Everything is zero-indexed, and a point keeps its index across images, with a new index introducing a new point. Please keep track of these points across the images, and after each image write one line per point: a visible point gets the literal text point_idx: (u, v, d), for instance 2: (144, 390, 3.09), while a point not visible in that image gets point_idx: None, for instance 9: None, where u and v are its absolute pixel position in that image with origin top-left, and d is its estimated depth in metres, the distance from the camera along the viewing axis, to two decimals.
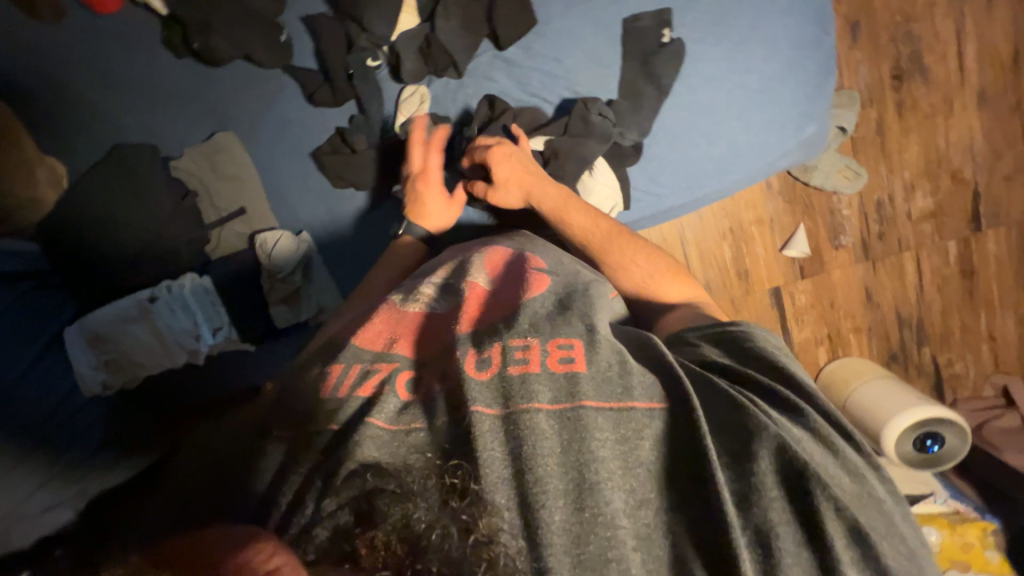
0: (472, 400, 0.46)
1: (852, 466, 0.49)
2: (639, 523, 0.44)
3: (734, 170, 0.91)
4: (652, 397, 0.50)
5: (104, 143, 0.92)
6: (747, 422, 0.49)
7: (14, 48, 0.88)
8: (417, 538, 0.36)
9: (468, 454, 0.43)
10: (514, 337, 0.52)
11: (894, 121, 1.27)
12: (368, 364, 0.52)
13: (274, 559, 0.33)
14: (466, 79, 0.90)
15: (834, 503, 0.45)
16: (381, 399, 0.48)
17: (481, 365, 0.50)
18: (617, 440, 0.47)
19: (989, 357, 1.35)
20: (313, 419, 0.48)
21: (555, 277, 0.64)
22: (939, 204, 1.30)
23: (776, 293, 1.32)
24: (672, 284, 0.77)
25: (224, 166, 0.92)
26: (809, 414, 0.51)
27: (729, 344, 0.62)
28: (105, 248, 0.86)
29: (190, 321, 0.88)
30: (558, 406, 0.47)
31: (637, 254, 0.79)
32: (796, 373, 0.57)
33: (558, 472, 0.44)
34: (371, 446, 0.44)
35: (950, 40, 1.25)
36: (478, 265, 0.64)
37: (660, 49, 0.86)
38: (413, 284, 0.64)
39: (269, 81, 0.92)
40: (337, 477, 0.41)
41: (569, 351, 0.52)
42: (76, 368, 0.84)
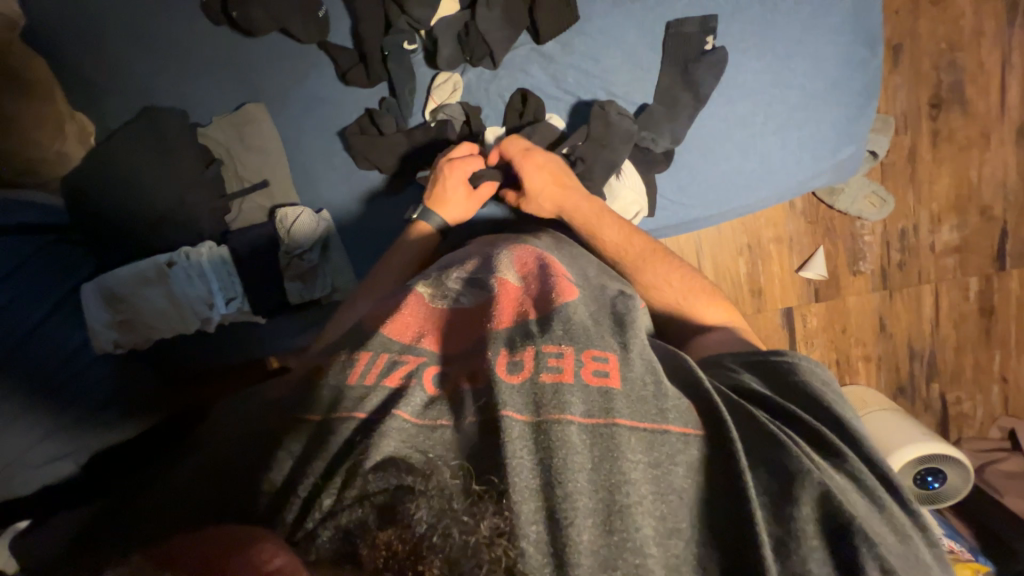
0: (504, 405, 0.45)
1: (898, 524, 0.48)
2: (668, 554, 0.43)
3: (764, 188, 0.90)
4: (687, 422, 0.50)
5: (135, 104, 0.92)
6: (783, 458, 0.48)
7: (56, 2, 0.89)
8: (421, 540, 0.35)
9: (498, 464, 0.42)
10: (548, 344, 0.51)
11: (927, 150, 1.25)
12: (395, 355, 0.52)
13: (276, 558, 0.32)
14: (501, 70, 0.89)
15: (881, 562, 0.43)
16: (408, 391, 0.48)
17: (513, 368, 0.49)
18: (649, 463, 0.46)
19: (999, 398, 1.33)
20: (335, 407, 0.47)
21: (583, 289, 0.62)
22: (964, 239, 1.28)
23: (788, 314, 1.31)
24: (705, 307, 0.76)
25: (251, 137, 0.92)
26: (849, 459, 0.51)
27: (773, 373, 0.61)
28: (128, 208, 0.87)
29: (205, 288, 0.89)
30: (591, 421, 0.46)
31: (671, 275, 0.78)
32: (843, 414, 0.56)
33: (589, 490, 0.43)
34: (393, 437, 0.44)
35: (994, 72, 1.22)
36: (507, 262, 0.63)
37: (700, 56, 0.84)
38: (441, 277, 0.62)
39: (303, 57, 0.92)
40: (359, 468, 0.41)
41: (604, 365, 0.51)
42: (87, 326, 0.84)
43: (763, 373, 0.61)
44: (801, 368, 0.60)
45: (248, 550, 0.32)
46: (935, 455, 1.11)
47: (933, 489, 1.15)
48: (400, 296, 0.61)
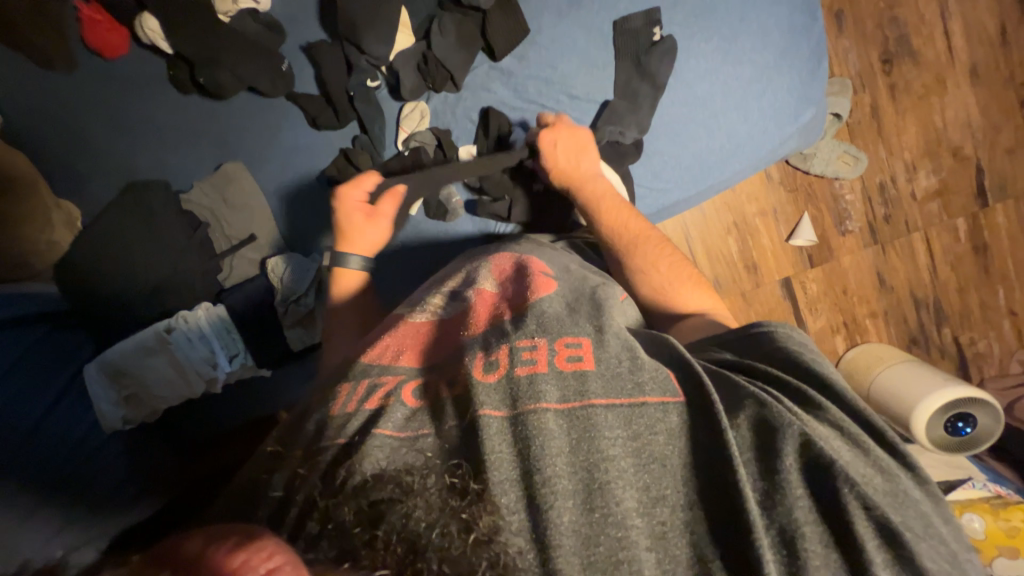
0: (480, 404, 0.44)
1: (884, 465, 0.46)
2: (654, 523, 0.42)
3: (734, 162, 0.92)
4: (665, 391, 0.48)
5: (118, 182, 0.94)
6: (764, 412, 0.47)
7: (29, 98, 0.92)
8: (416, 539, 0.34)
9: (472, 459, 0.41)
10: (522, 338, 0.50)
11: (887, 104, 1.28)
12: (374, 378, 0.50)
13: (273, 558, 0.30)
14: (464, 92, 0.93)
15: (862, 501, 0.42)
16: (388, 409, 0.46)
17: (488, 368, 0.48)
18: (629, 436, 0.45)
19: (1012, 333, 1.32)
20: (319, 439, 0.44)
21: (561, 281, 0.63)
22: (943, 182, 1.29)
23: (787, 284, 1.31)
24: (692, 293, 0.76)
25: (233, 195, 0.94)
26: (827, 409, 0.50)
27: (748, 346, 0.60)
28: (126, 283, 0.88)
29: (207, 349, 0.88)
30: (567, 406, 0.45)
31: (653, 254, 0.78)
32: (823, 369, 0.55)
33: (568, 472, 0.42)
34: (378, 453, 0.42)
35: (935, 21, 1.26)
36: (482, 272, 0.64)
37: (652, 47, 0.87)
38: (422, 298, 0.63)
39: (273, 110, 0.95)
40: (345, 486, 0.38)
41: (578, 350, 0.50)
42: (93, 405, 0.83)
43: (735, 346, 0.61)
44: (780, 335, 0.59)
45: (247, 545, 0.30)
46: (961, 400, 1.10)
47: (966, 436, 1.13)
48: (383, 324, 0.61)
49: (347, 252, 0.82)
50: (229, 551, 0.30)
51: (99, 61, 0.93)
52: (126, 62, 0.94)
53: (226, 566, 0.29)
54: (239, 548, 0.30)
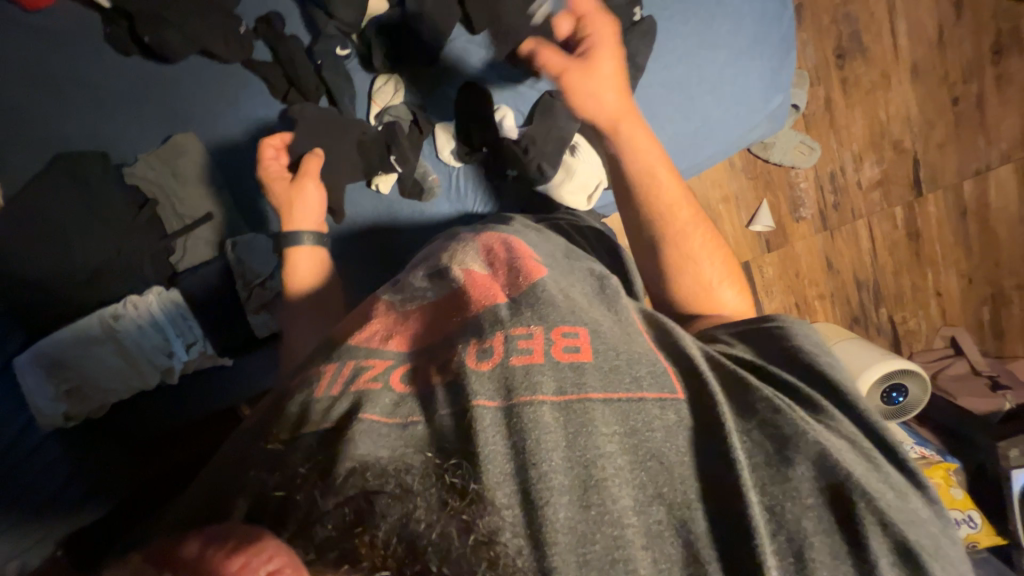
0: (474, 394, 0.43)
1: (895, 481, 0.47)
2: (649, 521, 0.41)
3: (708, 146, 0.94)
4: (662, 387, 0.48)
5: (46, 154, 0.84)
6: (778, 418, 0.47)
7: None
8: (416, 538, 0.33)
9: (470, 456, 0.40)
10: (517, 327, 0.49)
11: (839, 97, 1.36)
12: (361, 360, 0.49)
13: (276, 559, 0.29)
14: (441, 65, 0.89)
15: (878, 516, 0.42)
16: (375, 394, 0.45)
17: (482, 355, 0.47)
18: (625, 432, 0.44)
19: (937, 311, 1.46)
20: (303, 422, 0.43)
21: (551, 267, 0.59)
22: (885, 173, 1.40)
23: (746, 267, 1.39)
24: (738, 293, 0.74)
25: (185, 169, 0.86)
26: (838, 418, 0.51)
27: (756, 342, 0.61)
28: (58, 267, 0.79)
29: (160, 337, 0.82)
30: (564, 399, 0.44)
31: (705, 237, 0.76)
32: (838, 375, 0.55)
33: (564, 467, 0.41)
34: (367, 440, 0.40)
35: (883, 19, 1.34)
36: (470, 253, 0.59)
37: (632, 27, 0.87)
38: (408, 281, 0.59)
39: (230, 78, 0.88)
40: (330, 475, 0.37)
41: (575, 340, 0.49)
42: (30, 402, 0.78)
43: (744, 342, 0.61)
44: (792, 332, 0.59)
45: (247, 547, 0.29)
46: (895, 372, 1.19)
47: (899, 404, 1.25)
48: (366, 307, 0.59)
49: (298, 229, 0.78)
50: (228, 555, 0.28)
51: (17, 12, 0.82)
52: (52, 15, 0.83)
53: (226, 570, 0.28)
54: (238, 551, 0.29)
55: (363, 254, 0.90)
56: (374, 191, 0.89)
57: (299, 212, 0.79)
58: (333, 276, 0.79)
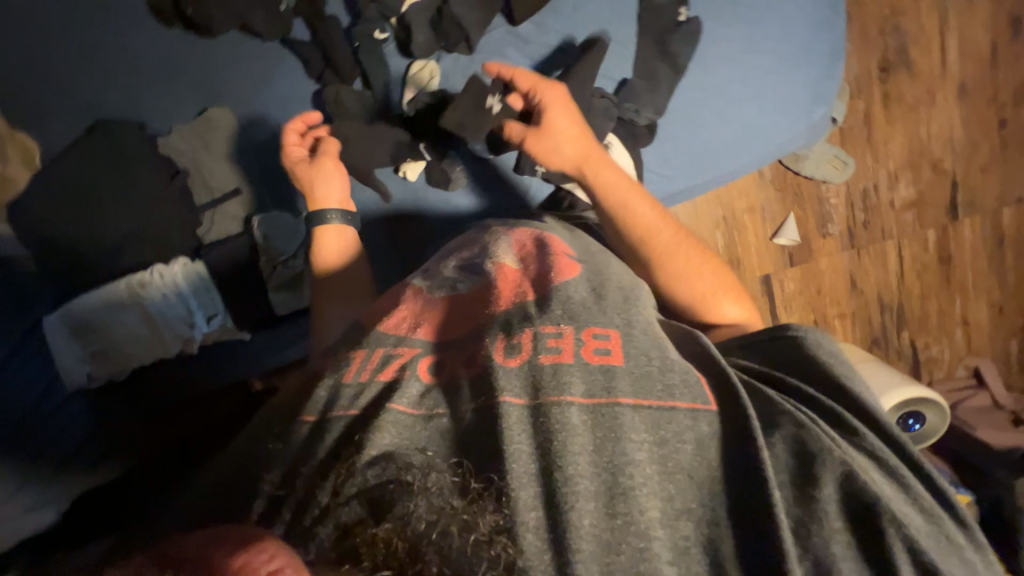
0: (502, 390, 0.44)
1: (926, 505, 0.46)
2: (676, 536, 0.41)
3: (744, 154, 0.91)
4: (696, 398, 0.48)
5: (83, 119, 0.86)
6: (802, 435, 0.46)
7: None
8: (420, 539, 0.33)
9: (496, 454, 0.40)
10: (548, 324, 0.49)
11: (879, 112, 1.31)
12: (390, 349, 0.49)
13: (277, 559, 0.29)
14: (478, 55, 0.88)
15: (908, 543, 0.41)
16: (403, 383, 0.46)
17: (510, 351, 0.47)
18: (655, 441, 0.44)
19: (962, 340, 1.42)
20: (330, 407, 0.44)
21: (585, 264, 0.60)
22: (920, 193, 1.35)
23: (766, 280, 1.36)
24: (730, 305, 0.73)
25: (218, 144, 0.87)
26: (866, 438, 0.49)
27: (768, 350, 0.60)
28: (95, 231, 0.82)
29: (182, 307, 0.84)
30: (593, 401, 0.44)
31: (692, 257, 0.75)
32: (861, 394, 0.53)
33: (590, 472, 0.41)
34: (391, 431, 0.42)
35: (934, 33, 1.29)
36: (503, 245, 0.60)
37: (677, 27, 0.86)
38: (439, 269, 0.59)
39: (267, 55, 0.88)
40: (354, 465, 0.39)
41: (605, 343, 0.49)
42: (56, 361, 0.80)
43: (756, 352, 0.60)
44: (807, 341, 0.58)
45: (250, 547, 0.29)
46: (914, 400, 1.15)
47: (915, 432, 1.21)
48: (394, 291, 0.59)
49: (324, 208, 0.78)
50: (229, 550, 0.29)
51: None
52: None
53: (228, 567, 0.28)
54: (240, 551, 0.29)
55: (387, 239, 0.89)
56: (401, 177, 0.89)
57: (326, 192, 0.79)
58: (361, 254, 0.80)
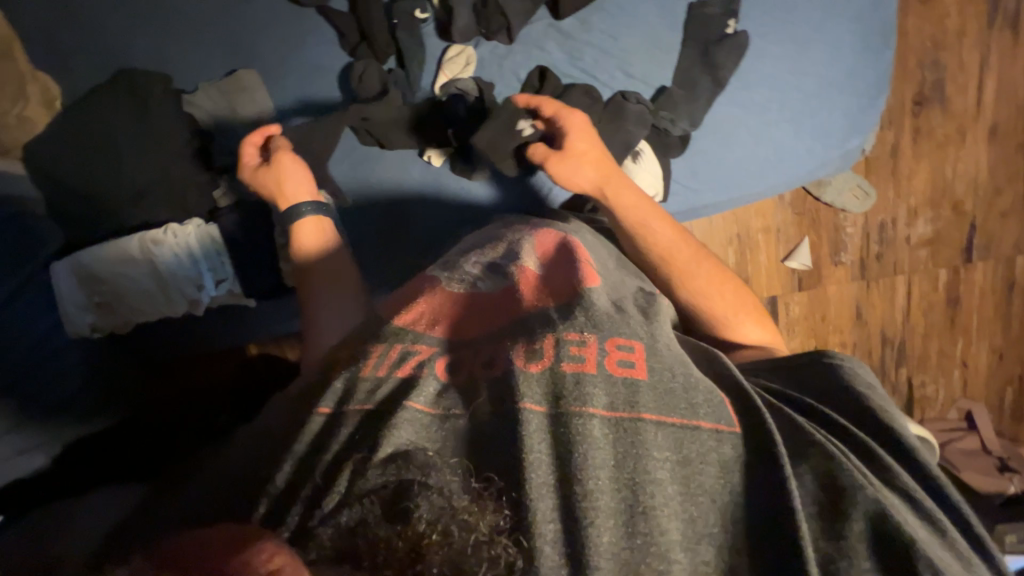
0: (523, 396, 0.44)
1: (958, 547, 0.45)
2: (696, 559, 0.42)
3: (775, 175, 0.90)
4: (719, 418, 0.47)
5: (110, 68, 0.85)
6: (835, 467, 0.46)
7: None
8: (419, 539, 0.33)
9: (517, 461, 0.41)
10: (570, 331, 0.48)
11: (907, 146, 1.30)
12: (407, 345, 0.50)
13: (275, 559, 0.31)
14: (517, 46, 0.87)
15: None
16: (421, 381, 0.46)
17: (532, 356, 0.47)
18: (678, 461, 0.44)
19: (959, 382, 1.41)
20: (348, 398, 0.45)
21: (604, 279, 0.58)
22: (937, 232, 1.34)
23: (772, 302, 1.35)
24: (752, 327, 0.73)
25: (243, 107, 0.86)
26: (899, 474, 0.49)
27: (808, 376, 0.60)
28: (106, 180, 0.79)
29: (193, 269, 0.83)
30: (615, 415, 0.44)
31: (714, 276, 0.74)
32: (891, 422, 0.53)
33: (611, 488, 0.41)
34: (409, 428, 0.43)
35: (973, 72, 1.27)
36: (525, 247, 0.60)
37: (722, 40, 0.85)
38: (460, 264, 0.60)
39: (303, 22, 0.87)
40: (369, 461, 0.40)
41: (630, 354, 0.49)
42: (61, 305, 0.78)
43: (789, 375, 0.61)
44: (845, 369, 0.59)
45: (250, 548, 0.32)
46: None
47: None
48: (415, 283, 0.60)
49: (296, 202, 0.75)
50: (230, 551, 0.31)
51: None
52: None
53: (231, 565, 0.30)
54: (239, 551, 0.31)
55: (404, 223, 0.88)
56: (425, 162, 0.88)
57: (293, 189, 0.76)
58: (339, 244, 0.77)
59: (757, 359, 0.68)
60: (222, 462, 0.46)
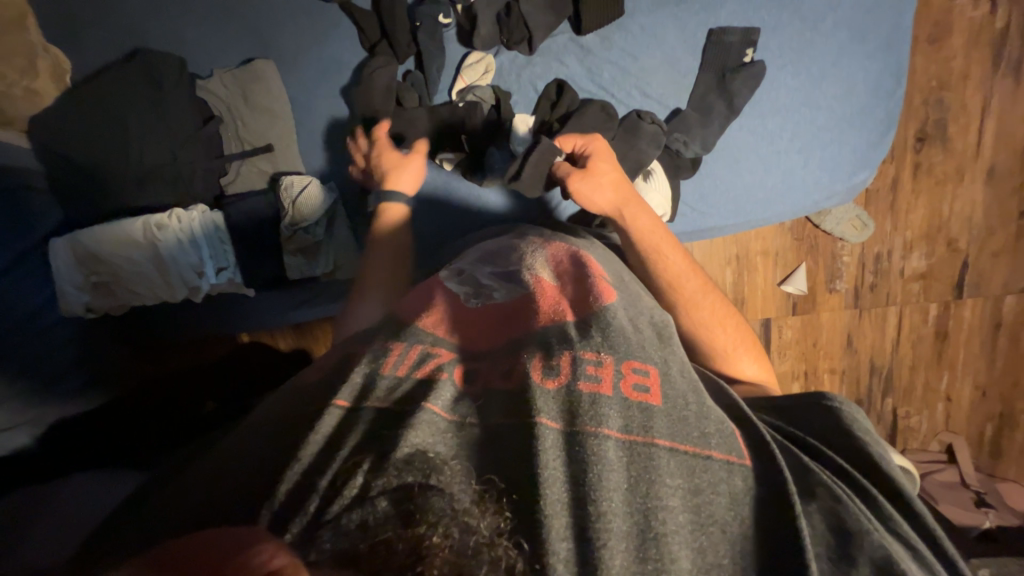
0: (539, 412, 0.44)
1: None
2: None
3: (781, 204, 0.92)
4: (730, 450, 0.48)
5: (124, 47, 0.85)
6: (841, 509, 0.48)
7: None
8: (421, 540, 0.34)
9: (531, 476, 0.41)
10: (588, 351, 0.49)
11: (908, 180, 1.33)
12: (427, 347, 0.52)
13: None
14: (537, 57, 0.87)
15: None
16: (438, 385, 0.47)
17: (549, 372, 0.48)
18: (689, 489, 0.45)
19: (942, 415, 1.44)
20: (366, 394, 0.47)
21: (620, 293, 0.60)
22: (931, 267, 1.37)
23: (766, 324, 1.37)
24: (750, 362, 0.74)
25: (257, 97, 0.85)
26: (902, 527, 0.49)
27: (806, 418, 0.61)
28: (108, 158, 0.77)
29: (195, 256, 0.82)
30: (629, 438, 0.45)
31: (716, 308, 0.75)
32: (890, 469, 0.55)
33: (623, 511, 0.42)
34: (425, 430, 0.43)
35: (975, 113, 1.30)
36: (539, 258, 0.61)
37: (740, 67, 0.86)
38: (473, 274, 0.62)
39: (324, 18, 0.87)
40: (386, 460, 0.40)
41: (645, 379, 0.49)
42: (57, 284, 0.77)
43: (786, 416, 0.62)
44: (846, 416, 0.59)
45: None
46: None
47: None
48: (427, 287, 0.62)
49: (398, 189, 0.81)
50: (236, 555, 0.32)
51: None
52: None
53: None
54: None
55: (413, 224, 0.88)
56: (437, 165, 0.88)
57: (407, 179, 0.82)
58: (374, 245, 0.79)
59: (753, 396, 0.69)
60: (222, 455, 0.45)
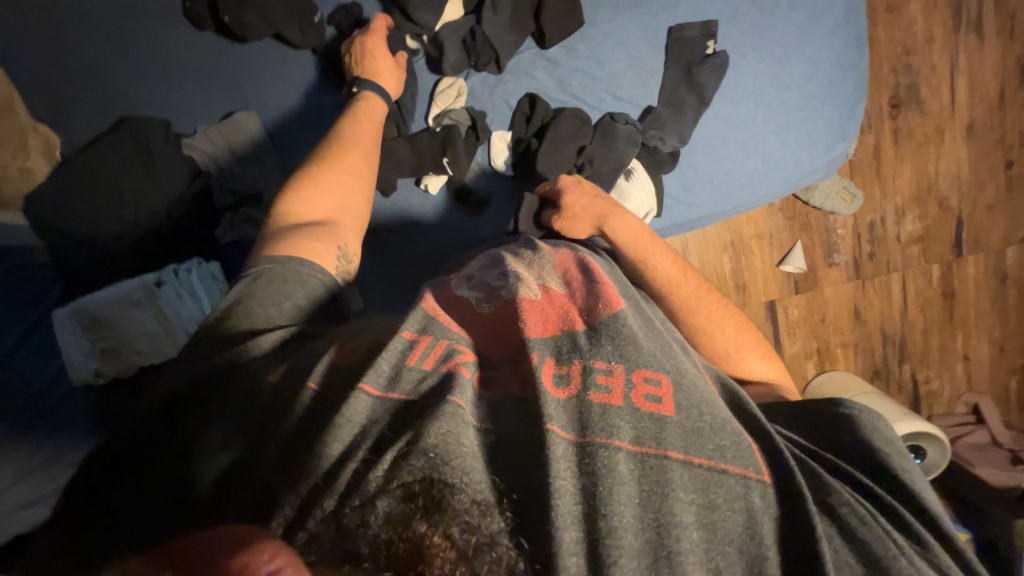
0: (551, 419, 0.45)
1: None
2: None
3: (763, 188, 0.93)
4: (747, 464, 0.48)
5: (110, 117, 0.87)
6: (865, 531, 0.47)
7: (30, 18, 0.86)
8: (421, 541, 0.36)
9: (543, 491, 0.42)
10: (598, 359, 0.50)
11: (889, 147, 1.34)
12: (452, 342, 0.53)
13: (277, 559, 0.30)
14: (507, 75, 0.90)
15: None
16: (459, 380, 0.48)
17: (560, 381, 0.49)
18: (703, 504, 0.45)
19: (963, 376, 1.42)
20: (397, 380, 0.49)
21: (628, 302, 0.60)
22: (927, 229, 1.37)
23: (771, 306, 1.37)
24: (759, 361, 0.74)
25: (240, 147, 0.88)
26: (930, 545, 0.49)
27: (821, 426, 0.60)
28: (104, 226, 0.79)
29: (197, 308, 0.80)
30: (641, 450, 0.45)
31: (715, 313, 0.75)
32: (913, 479, 0.54)
33: (635, 527, 0.42)
34: (450, 420, 0.44)
35: (945, 73, 1.31)
36: (547, 267, 0.62)
37: (705, 59, 0.88)
38: (483, 279, 0.61)
39: (299, 65, 0.90)
40: (405, 456, 0.42)
41: (657, 389, 0.49)
42: (66, 355, 0.76)
43: (808, 424, 0.61)
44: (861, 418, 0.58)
45: (249, 547, 0.31)
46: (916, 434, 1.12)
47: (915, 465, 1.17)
48: (433, 291, 0.60)
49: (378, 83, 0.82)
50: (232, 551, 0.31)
51: None
52: None
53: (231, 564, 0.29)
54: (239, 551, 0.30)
55: (402, 248, 0.90)
56: (423, 190, 0.89)
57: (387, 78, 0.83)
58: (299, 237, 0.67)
59: (766, 400, 0.68)
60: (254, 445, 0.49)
